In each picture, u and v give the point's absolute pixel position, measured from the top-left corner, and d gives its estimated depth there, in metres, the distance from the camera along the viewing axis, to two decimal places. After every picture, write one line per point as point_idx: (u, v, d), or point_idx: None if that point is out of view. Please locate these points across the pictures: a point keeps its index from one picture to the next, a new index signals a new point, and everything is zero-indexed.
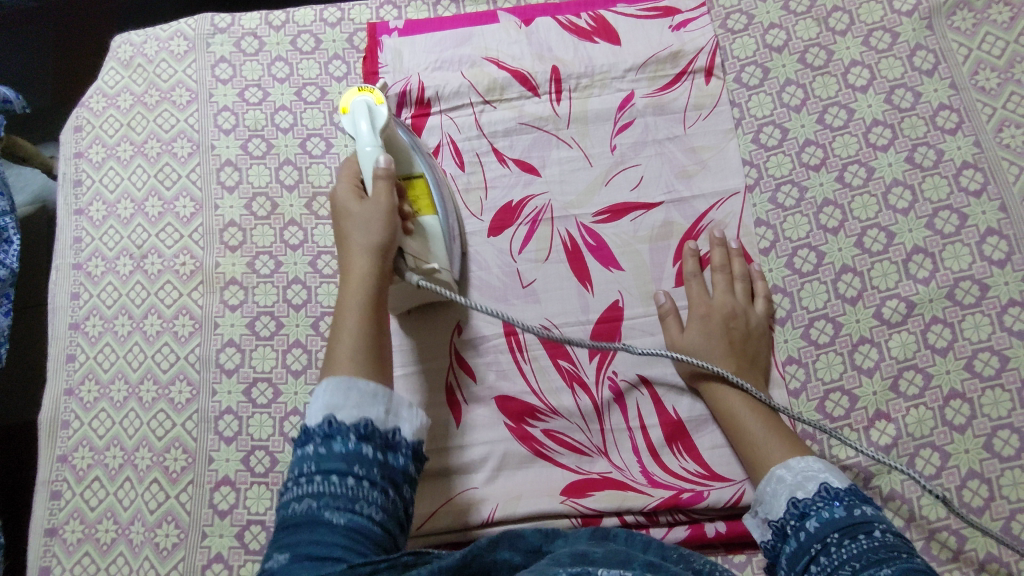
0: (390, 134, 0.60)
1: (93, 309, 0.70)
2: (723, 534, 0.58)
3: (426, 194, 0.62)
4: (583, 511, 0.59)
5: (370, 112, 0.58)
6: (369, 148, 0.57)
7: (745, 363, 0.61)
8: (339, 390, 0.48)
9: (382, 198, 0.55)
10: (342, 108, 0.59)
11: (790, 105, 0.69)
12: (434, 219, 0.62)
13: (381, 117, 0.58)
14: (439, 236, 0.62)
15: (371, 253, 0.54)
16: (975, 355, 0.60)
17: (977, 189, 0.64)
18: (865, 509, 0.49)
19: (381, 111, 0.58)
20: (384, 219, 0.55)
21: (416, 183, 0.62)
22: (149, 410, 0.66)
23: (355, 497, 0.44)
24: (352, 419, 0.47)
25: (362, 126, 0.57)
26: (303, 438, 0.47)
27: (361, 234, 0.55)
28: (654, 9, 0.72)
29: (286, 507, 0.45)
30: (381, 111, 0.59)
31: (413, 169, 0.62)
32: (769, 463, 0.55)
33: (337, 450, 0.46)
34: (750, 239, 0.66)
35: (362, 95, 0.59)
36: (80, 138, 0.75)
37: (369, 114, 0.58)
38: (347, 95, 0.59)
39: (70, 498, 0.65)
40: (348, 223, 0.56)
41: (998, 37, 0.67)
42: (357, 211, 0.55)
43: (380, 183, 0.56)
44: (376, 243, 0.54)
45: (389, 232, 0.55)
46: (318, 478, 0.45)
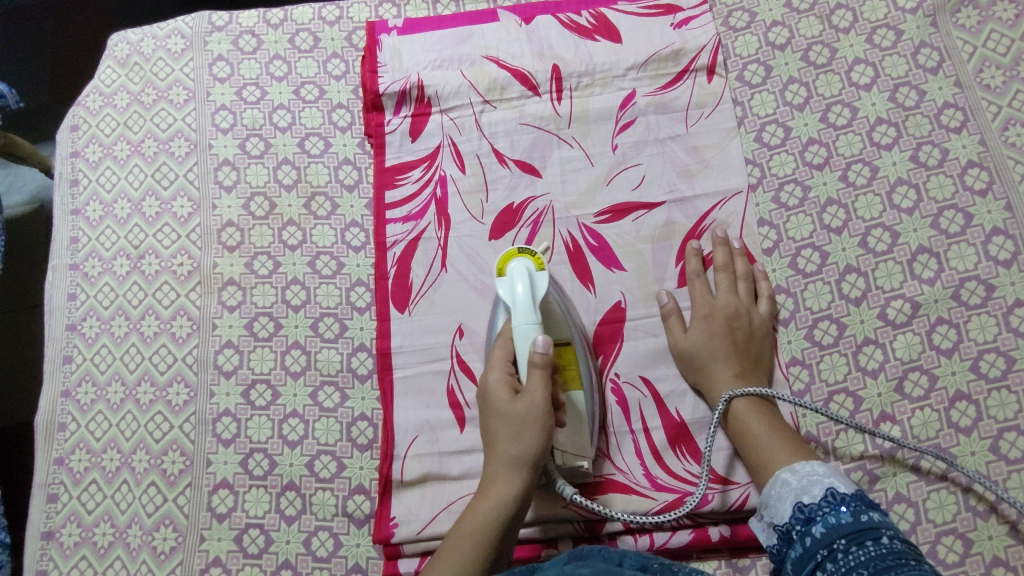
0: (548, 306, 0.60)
1: (90, 310, 0.69)
2: (727, 537, 0.57)
3: (576, 365, 0.60)
4: (586, 515, 0.59)
5: (530, 279, 0.59)
6: (525, 326, 0.57)
7: (749, 364, 0.61)
8: None
9: (536, 395, 0.56)
10: (500, 268, 0.61)
11: (793, 103, 0.68)
12: (583, 396, 0.59)
13: (540, 289, 0.59)
14: (586, 417, 0.59)
15: (517, 467, 0.56)
16: (981, 356, 0.59)
17: (983, 188, 0.63)
18: (872, 515, 0.48)
19: (540, 279, 0.60)
20: (535, 425, 0.56)
21: (567, 352, 0.60)
22: (146, 412, 0.66)
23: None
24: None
25: (518, 290, 0.59)
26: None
27: (511, 446, 0.56)
28: (656, 7, 0.72)
29: None
30: (540, 280, 0.60)
31: (564, 340, 0.60)
32: (774, 465, 0.54)
33: None
34: (753, 239, 0.65)
35: (523, 259, 0.60)
36: (77, 137, 0.74)
37: (529, 283, 0.59)
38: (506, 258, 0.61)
39: (67, 501, 0.64)
40: (497, 420, 0.57)
41: (1004, 34, 0.67)
42: (508, 411, 0.57)
43: (533, 372, 0.57)
44: (528, 458, 0.56)
45: (541, 444, 0.56)
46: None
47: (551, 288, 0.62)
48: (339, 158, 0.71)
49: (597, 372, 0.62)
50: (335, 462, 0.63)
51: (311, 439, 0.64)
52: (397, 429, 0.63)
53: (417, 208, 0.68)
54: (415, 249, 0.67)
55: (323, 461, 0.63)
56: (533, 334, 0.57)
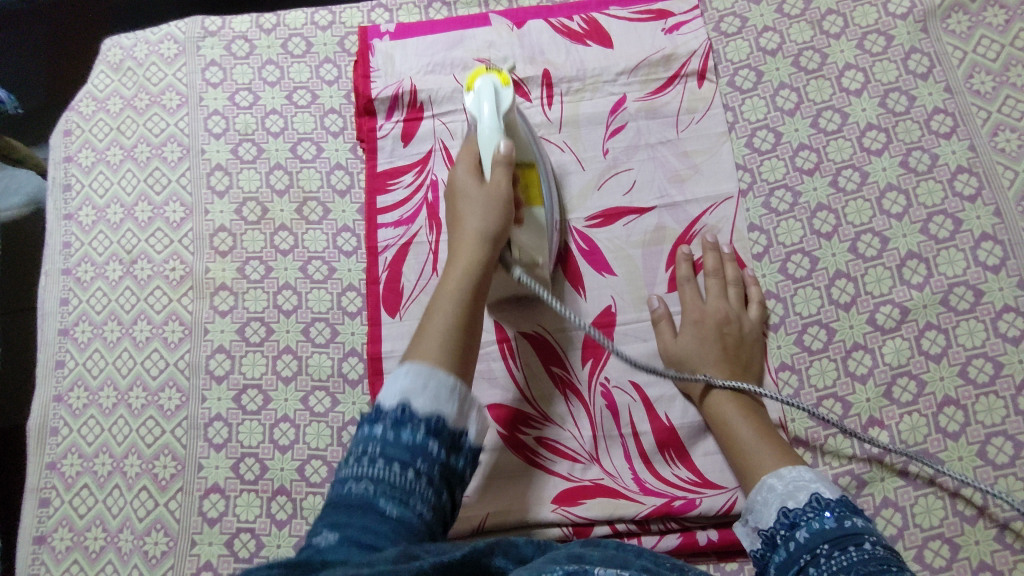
0: (515, 117, 0.58)
1: (83, 314, 0.69)
2: (715, 542, 0.58)
3: (539, 185, 0.60)
4: (574, 520, 0.59)
5: (496, 93, 0.56)
6: (489, 132, 0.56)
7: (739, 370, 0.61)
8: (418, 376, 0.50)
9: (501, 187, 0.56)
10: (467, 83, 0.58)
11: (784, 108, 0.68)
12: (543, 212, 0.60)
13: (506, 100, 0.56)
14: (546, 228, 0.60)
15: (481, 242, 0.56)
16: (969, 362, 0.59)
17: (972, 193, 0.63)
18: (855, 521, 0.48)
19: (506, 94, 0.56)
20: (500, 208, 0.56)
21: (529, 172, 0.60)
22: (139, 417, 0.66)
23: (410, 490, 0.46)
24: (424, 411, 0.48)
25: (485, 106, 0.56)
26: (373, 416, 0.49)
27: (476, 221, 0.56)
28: (647, 12, 0.72)
29: (341, 484, 0.47)
30: (506, 91, 0.57)
31: (528, 157, 0.60)
32: (761, 471, 0.54)
33: (406, 438, 0.47)
34: (743, 244, 0.65)
35: (490, 76, 0.57)
36: (71, 141, 0.74)
37: (495, 96, 0.56)
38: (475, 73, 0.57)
39: (59, 506, 0.64)
40: (464, 204, 0.57)
41: (993, 40, 0.67)
42: (476, 194, 0.57)
43: (498, 169, 0.56)
44: (490, 233, 0.56)
45: (503, 224, 0.56)
46: (381, 461, 0.47)
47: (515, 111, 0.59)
48: (331, 163, 0.71)
49: (555, 190, 0.65)
50: (325, 467, 0.63)
51: (302, 444, 0.64)
52: None
53: (409, 213, 0.68)
54: (407, 253, 0.67)
55: (314, 466, 0.63)
56: (496, 137, 0.56)
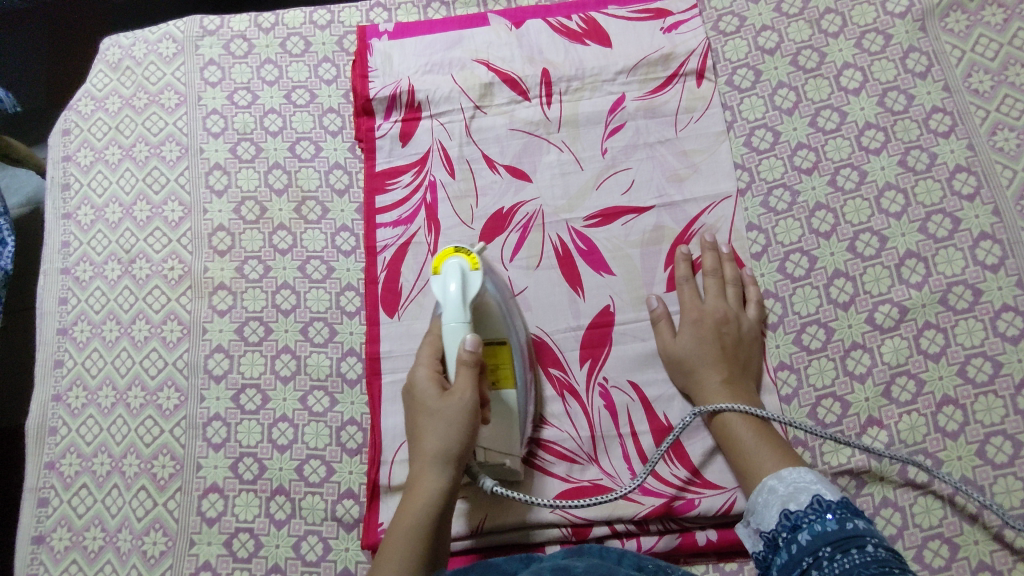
0: (483, 301, 0.58)
1: (81, 314, 0.69)
2: (714, 542, 0.58)
3: (510, 364, 0.59)
4: (572, 520, 0.59)
5: (463, 276, 0.57)
6: (455, 323, 0.56)
7: (738, 370, 0.61)
8: None
9: (465, 394, 0.55)
10: (435, 265, 0.59)
11: (783, 107, 0.68)
12: (514, 395, 0.59)
13: (472, 287, 0.57)
14: (518, 414, 0.59)
15: (442, 464, 0.55)
16: (968, 361, 0.59)
17: (971, 192, 0.63)
18: (857, 523, 0.48)
19: (474, 278, 0.57)
20: (465, 421, 0.54)
21: (499, 352, 0.59)
22: (137, 416, 0.66)
23: None
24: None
25: (450, 289, 0.56)
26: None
27: (437, 440, 0.55)
28: (646, 11, 0.72)
29: None
30: (474, 277, 0.57)
31: (498, 337, 0.59)
32: (761, 471, 0.55)
33: None
34: (741, 243, 0.65)
35: (457, 257, 0.58)
36: (69, 141, 0.74)
37: (461, 281, 0.57)
38: (440, 256, 0.59)
39: (58, 506, 0.64)
40: (426, 418, 0.55)
41: (992, 39, 0.67)
42: (437, 406, 0.55)
43: (462, 370, 0.56)
44: (452, 452, 0.55)
45: (466, 439, 0.55)
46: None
47: (486, 279, 0.60)
48: (329, 163, 0.71)
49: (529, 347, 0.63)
50: (324, 467, 0.63)
51: (300, 443, 0.64)
52: (384, 434, 0.63)
53: (407, 213, 0.68)
54: (405, 254, 0.67)
55: (312, 465, 0.63)
56: (460, 330, 0.56)
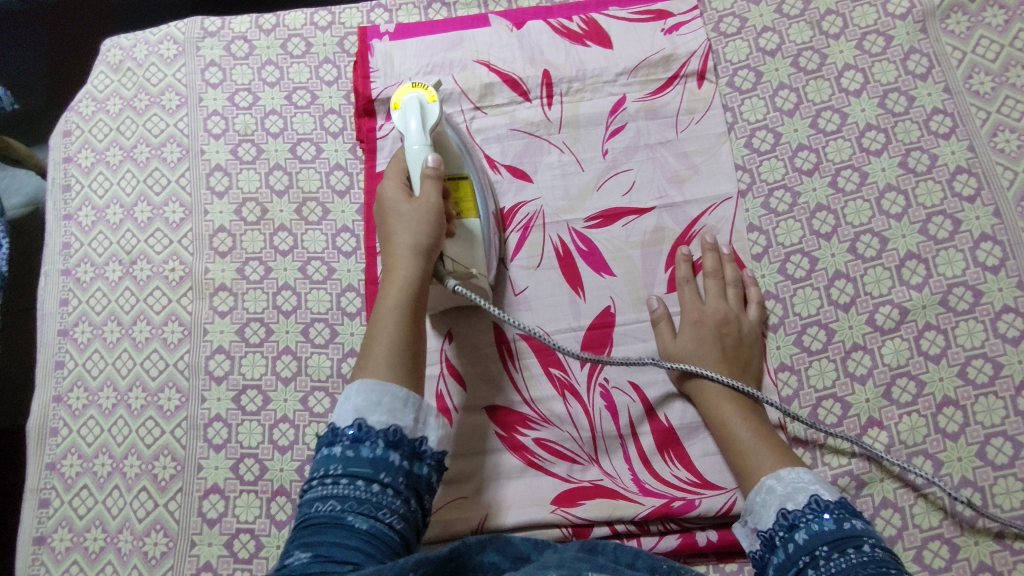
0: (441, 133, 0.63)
1: (82, 315, 0.69)
2: (714, 543, 0.58)
3: (471, 197, 0.63)
4: (573, 520, 0.59)
5: (422, 109, 0.61)
6: (418, 146, 0.60)
7: (738, 370, 0.61)
8: (372, 392, 0.50)
9: (431, 198, 0.58)
10: (393, 103, 0.62)
11: (784, 109, 0.68)
12: (477, 223, 0.62)
13: (432, 114, 0.61)
14: (480, 238, 0.62)
15: (416, 255, 0.56)
16: (969, 362, 0.59)
17: (972, 194, 0.63)
18: (854, 523, 0.48)
19: (432, 108, 0.61)
20: (433, 219, 0.57)
21: (461, 184, 0.63)
22: (138, 417, 0.66)
23: (377, 504, 0.46)
24: (382, 425, 0.49)
25: (411, 122, 0.60)
26: (331, 438, 0.49)
27: (408, 236, 0.57)
28: (647, 13, 0.72)
29: (309, 505, 0.47)
30: (432, 108, 0.61)
31: (459, 170, 0.63)
32: (760, 472, 0.55)
33: (366, 455, 0.48)
34: (742, 245, 0.65)
35: (415, 93, 0.62)
36: (70, 142, 0.74)
37: (421, 113, 0.61)
38: (399, 92, 0.62)
39: (58, 506, 0.64)
40: (397, 223, 0.58)
41: (993, 41, 0.67)
42: (407, 211, 0.58)
43: (427, 181, 0.58)
44: (424, 245, 0.56)
45: (436, 235, 0.57)
46: (344, 479, 0.47)
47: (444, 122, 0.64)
48: (330, 164, 0.71)
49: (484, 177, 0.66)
50: None
51: (301, 444, 0.64)
52: None
53: None
54: None
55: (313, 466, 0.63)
56: (424, 149, 0.60)
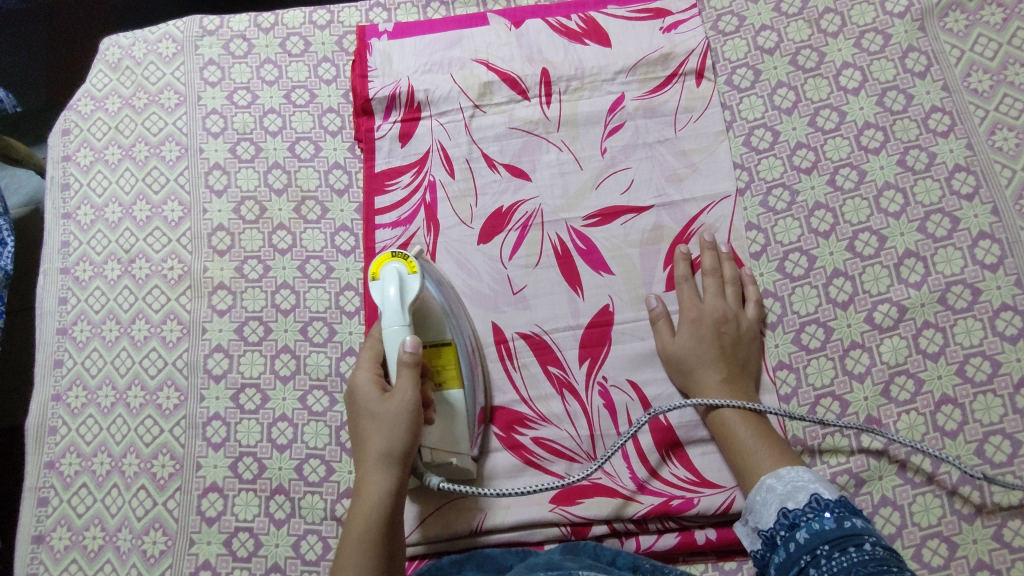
0: (422, 298, 0.59)
1: (81, 313, 0.69)
2: (713, 541, 0.58)
3: (454, 364, 0.60)
4: (571, 519, 0.59)
5: (401, 279, 0.58)
6: (395, 325, 0.56)
7: (737, 369, 0.61)
8: None
9: (407, 393, 0.55)
10: (372, 271, 0.59)
11: (782, 107, 0.68)
12: (460, 394, 0.60)
13: (411, 288, 0.58)
14: (463, 413, 0.59)
15: (386, 464, 0.54)
16: (967, 360, 0.59)
17: (970, 192, 0.63)
18: (855, 521, 0.48)
19: (412, 281, 0.58)
20: (407, 423, 0.54)
21: (444, 354, 0.60)
22: (137, 416, 0.66)
23: None
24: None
25: (389, 292, 0.57)
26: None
27: (381, 441, 0.54)
28: (645, 11, 0.72)
29: None
30: (412, 279, 0.58)
31: (442, 337, 0.61)
32: (759, 471, 0.55)
33: None
34: (741, 243, 0.65)
35: (395, 263, 0.58)
36: (68, 141, 0.74)
37: (400, 283, 0.57)
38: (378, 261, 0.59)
39: (58, 505, 0.64)
40: (369, 423, 0.55)
41: (991, 39, 0.67)
42: (380, 412, 0.55)
43: (404, 370, 0.55)
44: (396, 453, 0.54)
45: (410, 438, 0.54)
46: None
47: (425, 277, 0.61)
48: (329, 162, 0.71)
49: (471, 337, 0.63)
50: (324, 466, 0.63)
51: (300, 443, 0.64)
52: None
53: (406, 213, 0.68)
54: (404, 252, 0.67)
55: (312, 465, 0.63)
56: (401, 328, 0.56)
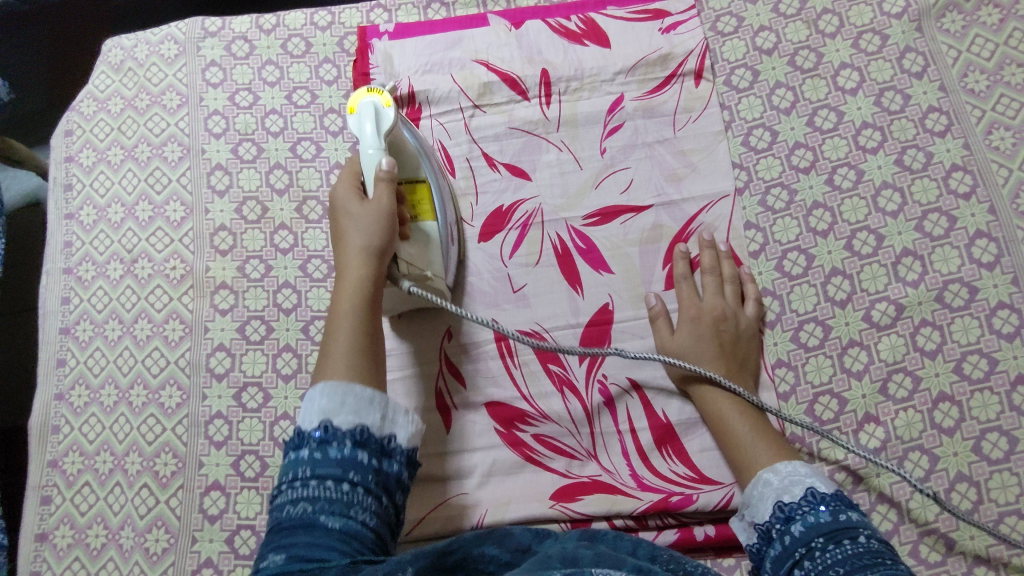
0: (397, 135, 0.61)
1: (83, 313, 0.69)
2: (711, 538, 0.58)
3: (429, 199, 0.62)
4: (572, 516, 0.59)
5: (377, 113, 0.59)
6: (372, 150, 0.58)
7: (735, 366, 0.61)
8: (335, 398, 0.50)
9: (382, 200, 0.57)
10: (349, 107, 0.60)
11: (780, 107, 0.69)
12: (434, 225, 0.62)
13: (386, 119, 0.59)
14: (438, 241, 0.62)
15: (365, 256, 0.56)
16: (964, 358, 0.60)
17: (967, 191, 0.64)
18: (850, 514, 0.49)
19: (388, 113, 0.59)
20: (384, 222, 0.57)
21: (420, 187, 0.62)
22: (140, 414, 0.66)
23: (348, 502, 0.47)
24: (348, 426, 0.49)
25: (366, 126, 0.58)
26: (297, 441, 0.50)
27: (359, 236, 0.56)
28: (644, 12, 0.72)
29: (280, 509, 0.47)
30: (387, 112, 0.59)
31: (417, 173, 0.62)
32: (756, 466, 0.55)
33: (333, 456, 0.48)
34: (739, 242, 0.66)
35: (370, 97, 0.59)
36: (71, 142, 0.75)
37: (376, 114, 0.58)
38: (356, 95, 0.60)
39: (60, 503, 0.64)
40: (348, 224, 0.58)
41: (987, 39, 0.67)
42: (358, 212, 0.57)
43: (381, 185, 0.57)
44: (374, 246, 0.56)
45: (387, 236, 0.57)
46: (313, 480, 0.47)
47: (399, 122, 0.62)
48: (330, 162, 0.72)
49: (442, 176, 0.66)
50: None
51: None
52: None
53: None
54: None
55: None
56: (378, 155, 0.58)
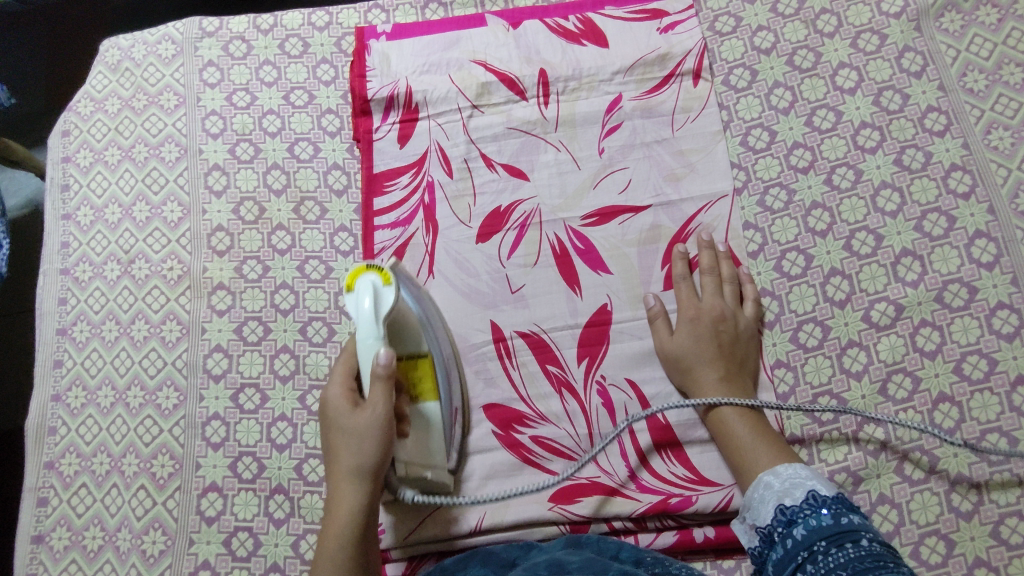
0: (399, 315, 0.57)
1: (80, 314, 0.69)
2: (711, 539, 0.58)
3: (430, 377, 0.61)
4: (571, 517, 0.59)
5: (376, 292, 0.56)
6: (370, 340, 0.55)
7: (734, 368, 0.61)
8: None
9: (378, 407, 0.54)
10: (347, 284, 0.57)
11: (779, 107, 0.69)
12: (436, 406, 0.60)
13: (386, 301, 0.56)
14: (439, 425, 0.60)
15: (359, 477, 0.54)
16: (964, 358, 0.60)
17: (966, 191, 0.64)
18: (852, 518, 0.48)
19: (388, 293, 0.56)
20: (378, 435, 0.54)
21: (421, 365, 0.60)
22: (137, 416, 0.66)
23: None
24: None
25: (364, 303, 0.55)
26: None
27: (351, 456, 0.54)
28: (643, 12, 0.72)
29: None
30: (387, 291, 0.57)
31: (419, 349, 0.61)
32: (756, 467, 0.55)
33: None
34: (738, 242, 0.66)
35: (370, 275, 0.57)
36: (68, 142, 0.75)
37: (375, 295, 0.56)
38: (353, 274, 0.57)
39: (57, 505, 0.64)
40: (339, 437, 0.55)
41: (986, 39, 0.67)
42: (349, 425, 0.54)
43: (376, 385, 0.54)
44: (366, 468, 0.54)
45: (382, 453, 0.54)
46: None
47: (400, 293, 0.59)
48: (328, 163, 0.72)
49: (448, 343, 0.63)
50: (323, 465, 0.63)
51: (299, 442, 0.64)
52: None
53: (405, 214, 0.68)
54: (403, 254, 0.67)
55: (311, 464, 0.63)
56: (376, 343, 0.55)
